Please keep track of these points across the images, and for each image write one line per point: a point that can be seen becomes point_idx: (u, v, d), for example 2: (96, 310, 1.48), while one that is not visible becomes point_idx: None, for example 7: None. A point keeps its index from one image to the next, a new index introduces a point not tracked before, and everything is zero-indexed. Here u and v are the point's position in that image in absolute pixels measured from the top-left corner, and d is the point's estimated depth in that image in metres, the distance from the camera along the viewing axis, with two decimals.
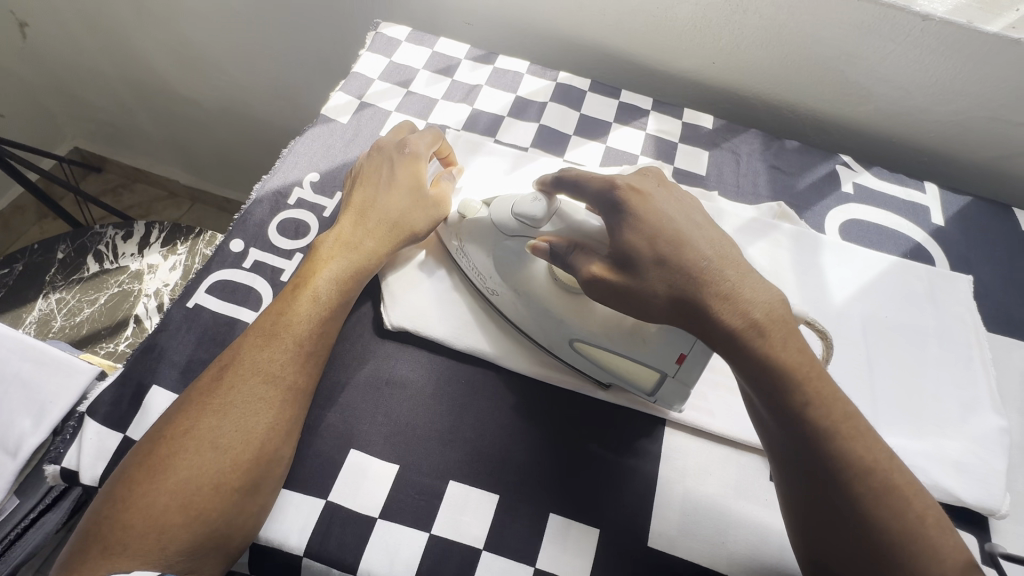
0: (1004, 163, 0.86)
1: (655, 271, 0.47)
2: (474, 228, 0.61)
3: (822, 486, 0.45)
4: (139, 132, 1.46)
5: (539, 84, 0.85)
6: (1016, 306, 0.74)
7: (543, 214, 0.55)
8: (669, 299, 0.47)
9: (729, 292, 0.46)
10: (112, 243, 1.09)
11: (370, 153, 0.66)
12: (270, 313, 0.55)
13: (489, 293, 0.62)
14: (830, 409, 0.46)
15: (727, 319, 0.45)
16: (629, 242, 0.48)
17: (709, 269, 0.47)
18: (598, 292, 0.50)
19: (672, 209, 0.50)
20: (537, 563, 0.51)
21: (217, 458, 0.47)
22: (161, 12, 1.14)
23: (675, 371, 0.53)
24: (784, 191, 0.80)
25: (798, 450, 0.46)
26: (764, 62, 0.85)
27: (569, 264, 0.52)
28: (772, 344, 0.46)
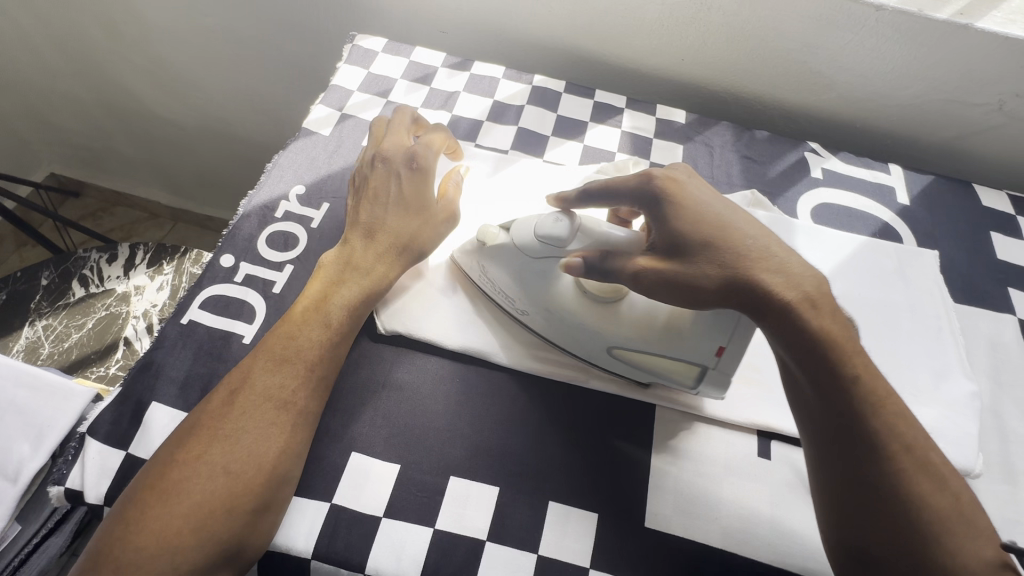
0: (962, 142, 0.91)
1: (703, 254, 0.49)
2: (496, 254, 0.62)
3: (865, 467, 0.45)
4: (118, 154, 1.46)
5: (515, 88, 0.87)
6: (979, 277, 0.77)
7: (568, 233, 0.55)
8: (721, 282, 0.48)
9: (780, 267, 0.48)
10: (96, 267, 1.09)
11: (375, 166, 0.65)
12: (280, 337, 0.56)
13: (519, 312, 0.63)
14: (876, 390, 0.46)
15: (784, 291, 0.46)
16: (678, 228, 0.51)
17: (757, 248, 0.49)
18: (649, 282, 0.51)
19: (707, 196, 0.53)
20: (539, 550, 0.53)
21: (230, 483, 0.48)
22: (135, 32, 1.14)
23: (715, 364, 0.54)
24: (757, 179, 0.83)
25: (840, 430, 0.46)
26: (731, 56, 0.89)
27: (608, 268, 0.53)
28: (824, 318, 0.46)
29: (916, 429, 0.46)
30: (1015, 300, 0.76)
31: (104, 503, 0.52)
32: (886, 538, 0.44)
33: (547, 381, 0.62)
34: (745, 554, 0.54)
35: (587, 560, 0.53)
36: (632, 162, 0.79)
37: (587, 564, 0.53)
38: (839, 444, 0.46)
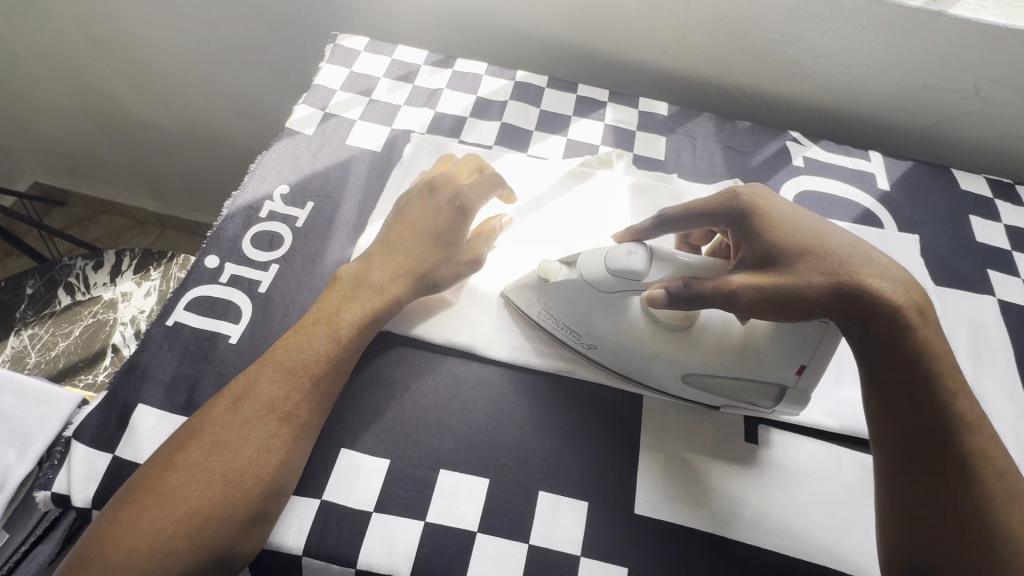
0: (939, 128, 0.92)
1: (801, 263, 0.48)
2: (562, 291, 0.60)
3: (948, 475, 0.46)
4: (102, 162, 1.44)
5: (498, 84, 0.88)
6: (959, 260, 0.79)
7: (643, 266, 0.54)
8: (830, 287, 0.46)
9: (884, 273, 0.47)
10: (82, 275, 1.08)
11: (421, 197, 0.66)
12: (288, 347, 0.56)
13: (586, 347, 0.62)
14: (967, 400, 0.47)
15: (895, 295, 0.46)
16: (770, 241, 0.50)
17: (859, 254, 0.48)
18: (749, 300, 0.48)
19: (792, 210, 0.53)
20: (530, 540, 0.53)
21: (230, 492, 0.48)
22: (117, 37, 1.14)
23: (794, 383, 0.55)
24: (739, 169, 0.84)
25: (927, 437, 0.46)
26: (711, 48, 0.90)
27: (694, 295, 0.50)
28: (925, 325, 0.47)
29: (994, 445, 0.47)
30: (994, 281, 0.77)
31: (92, 507, 0.51)
32: (957, 549, 0.45)
33: (535, 372, 0.63)
34: (734, 537, 0.55)
35: (578, 548, 0.53)
36: (615, 154, 0.80)
37: (579, 552, 0.53)
38: (922, 451, 0.46)
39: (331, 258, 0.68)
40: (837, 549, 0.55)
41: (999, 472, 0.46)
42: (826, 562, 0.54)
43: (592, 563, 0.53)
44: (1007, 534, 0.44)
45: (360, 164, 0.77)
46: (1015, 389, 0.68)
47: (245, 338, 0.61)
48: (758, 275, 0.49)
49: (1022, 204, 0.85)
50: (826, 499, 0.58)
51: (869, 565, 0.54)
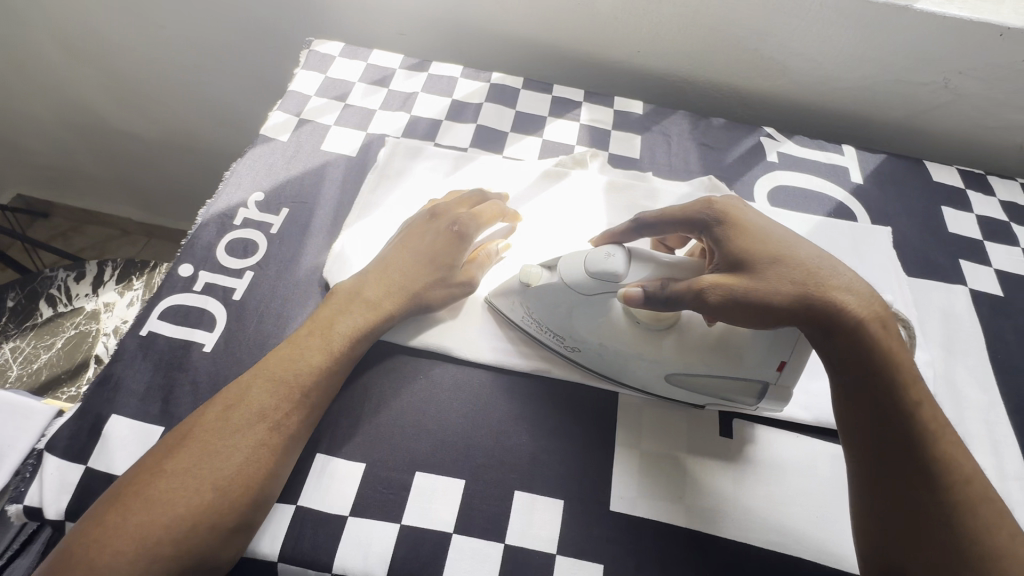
0: (910, 121, 0.93)
1: (770, 269, 0.48)
2: (544, 296, 0.60)
3: (915, 482, 0.46)
4: (84, 173, 1.43)
5: (473, 86, 0.88)
6: (931, 251, 0.80)
7: (622, 268, 0.54)
8: (793, 298, 0.47)
9: (848, 287, 0.48)
10: (64, 286, 1.07)
11: (426, 217, 0.67)
12: (281, 356, 0.56)
13: (569, 350, 0.62)
14: (933, 413, 0.47)
15: (853, 309, 0.47)
16: (740, 247, 0.50)
17: (826, 267, 0.49)
18: (718, 300, 0.48)
19: (762, 219, 0.53)
20: (506, 539, 0.54)
21: (218, 500, 0.48)
22: (93, 48, 1.13)
23: (775, 378, 0.56)
24: (714, 165, 0.84)
25: (894, 445, 0.47)
26: (683, 46, 0.90)
27: (671, 295, 0.49)
28: (890, 339, 0.47)
29: (963, 450, 0.48)
30: (966, 271, 0.78)
31: (64, 519, 0.51)
32: (926, 554, 0.45)
33: (511, 372, 0.63)
34: (710, 532, 0.55)
35: (554, 546, 0.54)
36: (589, 154, 0.81)
37: (555, 550, 0.54)
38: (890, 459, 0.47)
39: (306, 264, 0.68)
40: (811, 539, 0.55)
41: (967, 478, 0.46)
42: (801, 553, 0.55)
43: (568, 561, 0.53)
44: (974, 539, 0.45)
45: (335, 169, 0.77)
46: (986, 377, 0.69)
47: (219, 346, 0.61)
48: (729, 276, 0.49)
49: (992, 194, 0.87)
50: (800, 491, 0.58)
51: (842, 555, 0.55)
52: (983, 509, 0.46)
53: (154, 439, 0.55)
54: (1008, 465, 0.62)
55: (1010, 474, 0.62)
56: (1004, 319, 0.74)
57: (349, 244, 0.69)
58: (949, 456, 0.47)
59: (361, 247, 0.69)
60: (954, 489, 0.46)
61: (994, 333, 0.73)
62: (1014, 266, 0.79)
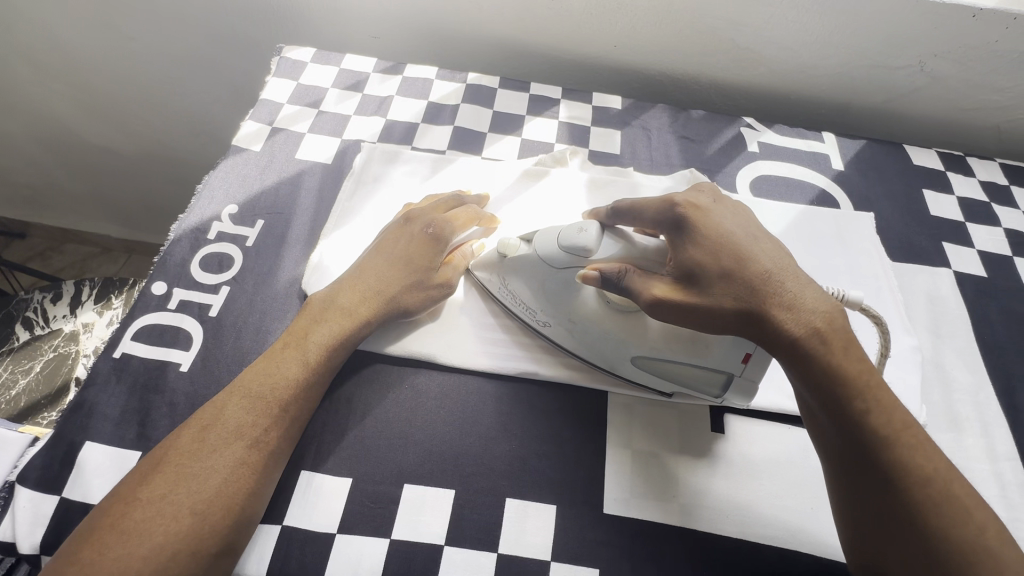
0: (887, 105, 0.94)
1: (718, 285, 0.50)
2: (519, 264, 0.62)
3: (877, 484, 0.46)
4: (58, 190, 1.39)
5: (449, 88, 0.87)
6: (914, 234, 0.80)
7: (593, 242, 0.55)
8: (736, 312, 0.49)
9: (790, 303, 0.49)
10: (41, 308, 1.05)
11: (395, 225, 0.65)
12: (256, 372, 0.54)
13: (541, 325, 0.62)
14: (894, 414, 0.47)
15: (788, 327, 0.48)
16: (695, 256, 0.51)
17: (772, 282, 0.50)
18: (666, 313, 0.51)
19: (727, 223, 0.53)
20: (500, 549, 0.53)
21: (198, 525, 0.46)
22: (60, 63, 1.10)
23: (741, 371, 0.54)
24: (695, 158, 0.84)
25: (851, 447, 0.47)
26: (660, 39, 0.90)
27: (626, 287, 0.52)
28: (834, 352, 0.48)
29: (928, 448, 0.46)
30: (950, 253, 0.78)
31: (40, 552, 0.49)
32: (894, 552, 0.45)
33: (498, 377, 0.62)
34: (705, 529, 0.55)
35: (548, 553, 0.53)
36: (569, 152, 0.80)
37: (549, 557, 0.53)
38: (847, 460, 0.48)
39: (284, 276, 0.66)
40: (806, 532, 0.55)
41: (931, 476, 0.45)
42: (798, 547, 0.54)
43: (563, 567, 0.52)
44: (951, 546, 0.43)
45: (311, 178, 0.75)
46: (974, 359, 0.69)
47: (196, 365, 0.59)
48: (677, 289, 0.51)
49: (972, 175, 0.87)
50: (795, 483, 0.58)
51: (837, 546, 0.54)
52: (952, 508, 0.44)
53: (130, 464, 0.53)
54: (999, 446, 0.62)
55: (1002, 455, 0.62)
56: (989, 300, 0.74)
57: (326, 253, 0.67)
58: (909, 456, 0.46)
59: (339, 255, 0.68)
60: (915, 489, 0.45)
61: (980, 314, 0.73)
62: (996, 246, 0.79)
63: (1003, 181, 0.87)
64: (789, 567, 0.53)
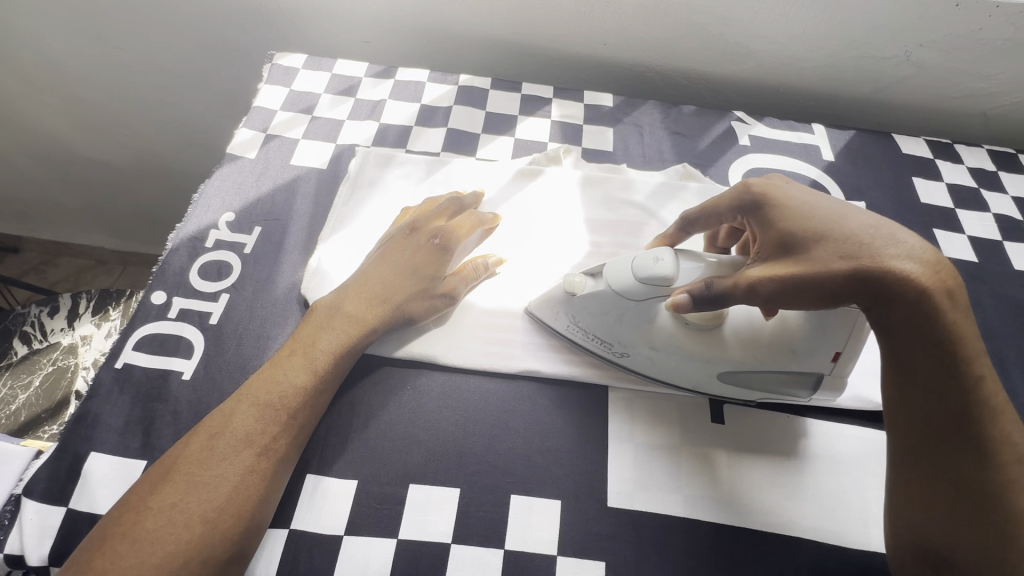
0: (874, 95, 0.95)
1: (821, 247, 0.47)
2: (590, 304, 0.59)
3: (963, 457, 0.46)
4: (52, 204, 1.38)
5: (441, 90, 0.87)
6: (906, 222, 0.81)
7: (673, 270, 0.53)
8: (849, 273, 0.45)
9: (908, 255, 0.46)
10: (38, 322, 1.04)
11: (405, 230, 0.66)
12: (263, 377, 0.55)
13: (617, 355, 0.61)
14: (992, 383, 0.46)
15: (917, 277, 0.44)
16: (794, 224, 0.50)
17: (881, 238, 0.47)
18: (769, 291, 0.48)
19: (808, 196, 0.52)
20: (506, 545, 0.53)
21: (211, 532, 0.46)
22: (50, 76, 1.10)
23: (831, 369, 0.57)
24: (687, 153, 0.85)
25: (951, 417, 0.46)
26: (649, 35, 0.90)
27: (717, 296, 0.50)
28: (954, 311, 0.45)
29: (1016, 423, 0.46)
30: (940, 239, 0.79)
31: (48, 564, 0.50)
32: (965, 527, 0.46)
33: (498, 375, 0.63)
34: (707, 519, 0.55)
35: (554, 547, 0.53)
36: (563, 151, 0.81)
37: (555, 551, 0.53)
38: (940, 433, 0.46)
39: (283, 282, 0.67)
40: (807, 519, 0.56)
41: (1019, 451, 0.46)
42: (799, 533, 0.55)
43: (569, 561, 0.53)
44: (1018, 518, 0.45)
45: (306, 184, 0.75)
46: None
47: (198, 372, 0.60)
48: (778, 266, 0.49)
49: (961, 162, 0.88)
50: (796, 472, 0.59)
51: (839, 532, 0.55)
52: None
53: (135, 473, 0.54)
54: None
55: None
56: (981, 284, 0.75)
57: (326, 256, 0.68)
58: (1002, 431, 0.45)
59: (338, 261, 0.68)
60: (1003, 463, 0.45)
61: (972, 298, 0.74)
62: (986, 231, 0.81)
63: (991, 167, 0.88)
64: (791, 553, 0.54)
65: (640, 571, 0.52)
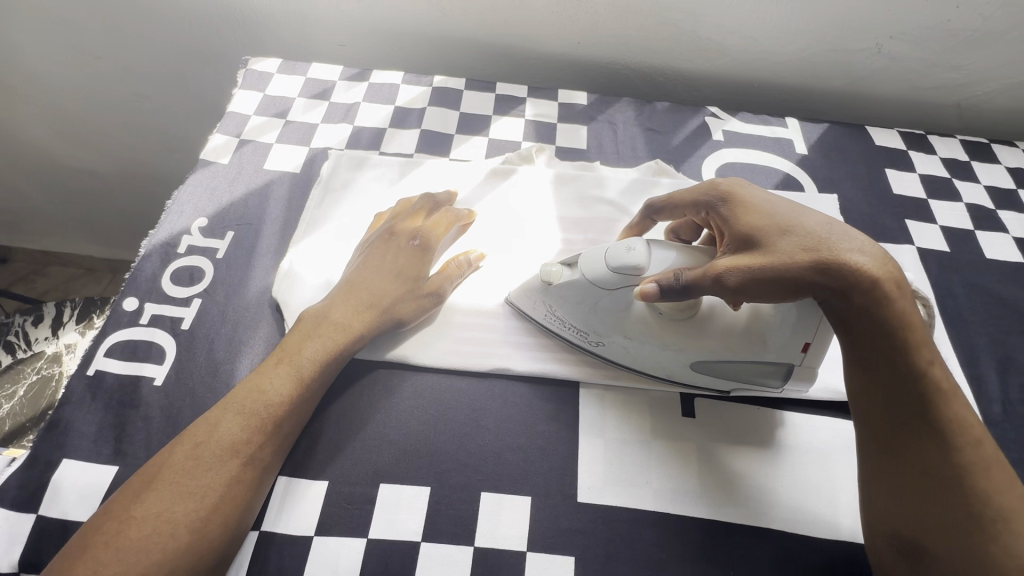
0: (848, 88, 0.95)
1: (783, 240, 0.49)
2: (567, 293, 0.60)
3: (925, 445, 0.47)
4: (37, 213, 1.37)
5: (415, 91, 0.88)
6: (879, 213, 0.81)
7: (644, 260, 0.54)
8: (810, 263, 0.47)
9: (861, 248, 0.48)
10: (22, 331, 1.04)
11: (384, 234, 0.66)
12: (247, 385, 0.55)
13: (593, 344, 0.62)
14: (942, 371, 0.48)
15: (872, 268, 0.46)
16: (752, 221, 0.51)
17: (836, 233, 0.49)
18: (736, 281, 0.49)
19: (767, 194, 0.54)
20: (475, 542, 0.53)
21: (195, 542, 0.47)
22: (29, 86, 1.10)
23: (802, 359, 0.57)
24: (660, 149, 0.85)
25: (911, 406, 0.47)
26: (622, 33, 0.91)
27: (687, 288, 0.50)
28: (903, 301, 0.47)
29: (970, 411, 0.48)
30: (912, 230, 0.80)
31: (17, 571, 0.50)
32: (936, 514, 0.46)
33: (468, 374, 0.63)
34: (677, 512, 0.56)
35: (524, 543, 0.53)
36: (535, 150, 0.81)
37: (525, 547, 0.53)
38: (901, 421, 0.48)
39: (255, 286, 0.67)
40: (774, 509, 0.56)
41: (976, 438, 0.47)
42: (769, 524, 0.55)
43: (539, 557, 0.53)
44: (985, 502, 0.45)
45: (279, 188, 0.76)
46: (940, 332, 0.70)
47: (169, 378, 0.60)
48: (745, 257, 0.49)
49: (934, 153, 0.89)
50: (766, 464, 0.59)
51: (806, 521, 0.56)
52: (992, 470, 0.46)
53: (106, 480, 0.54)
54: None
55: None
56: (952, 274, 0.76)
57: (297, 260, 0.68)
58: (957, 419, 0.47)
59: (310, 263, 0.68)
60: (962, 449, 0.46)
61: (944, 287, 0.74)
62: (958, 221, 0.81)
63: (964, 157, 0.89)
64: (760, 545, 0.54)
65: (610, 565, 0.53)
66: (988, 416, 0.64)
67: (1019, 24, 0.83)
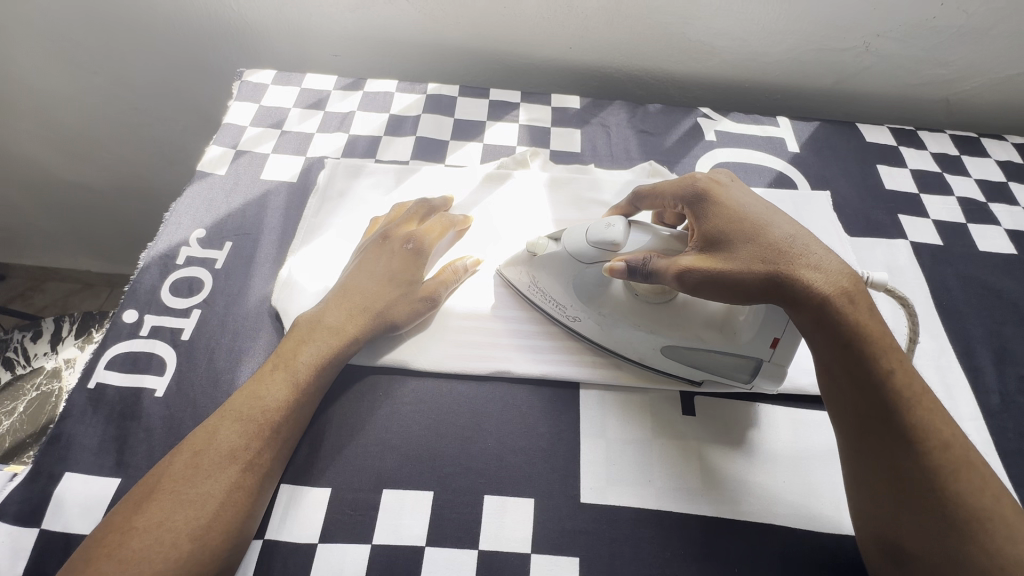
0: (837, 87, 0.97)
1: (745, 248, 0.51)
2: (550, 263, 0.62)
3: (896, 452, 0.47)
4: (33, 230, 1.37)
5: (410, 99, 0.89)
6: (872, 208, 0.82)
7: (621, 237, 0.56)
8: (764, 276, 0.49)
9: (816, 264, 0.50)
10: (21, 347, 1.04)
11: (376, 239, 0.67)
12: (241, 395, 0.55)
13: (570, 320, 0.64)
14: (907, 377, 0.48)
15: (820, 285, 0.49)
16: (722, 223, 0.52)
17: (798, 245, 0.50)
18: (695, 280, 0.51)
19: (745, 197, 0.55)
20: (480, 546, 0.53)
21: (197, 550, 0.47)
22: (24, 103, 1.11)
23: (770, 355, 0.57)
24: (654, 150, 0.86)
25: (876, 412, 0.48)
26: (613, 37, 0.92)
27: (653, 272, 0.53)
28: (860, 312, 0.49)
29: (945, 416, 0.48)
30: (906, 225, 0.80)
31: None
32: (918, 519, 0.46)
33: (468, 377, 0.63)
34: (679, 510, 0.56)
35: (528, 545, 0.54)
36: (529, 154, 0.82)
37: (530, 549, 0.53)
38: (871, 426, 0.48)
39: (254, 294, 0.67)
40: (772, 506, 0.56)
41: (949, 443, 0.47)
42: (767, 519, 0.56)
43: (543, 557, 0.53)
44: (963, 506, 0.45)
45: (276, 198, 0.76)
46: (936, 324, 0.71)
47: (171, 389, 0.60)
48: (707, 258, 0.52)
49: (924, 148, 0.90)
50: (764, 462, 0.59)
51: (803, 517, 0.56)
52: (969, 474, 0.46)
53: (110, 492, 0.54)
54: (964, 409, 0.64)
55: (966, 416, 0.63)
56: (946, 266, 0.76)
57: (296, 268, 0.69)
58: (928, 425, 0.47)
59: (308, 270, 0.69)
60: (936, 455, 0.46)
61: (938, 280, 0.75)
62: (951, 215, 0.82)
63: (954, 151, 0.90)
64: (762, 541, 0.54)
65: (615, 564, 0.53)
66: (986, 406, 0.64)
67: (1002, 19, 0.84)
